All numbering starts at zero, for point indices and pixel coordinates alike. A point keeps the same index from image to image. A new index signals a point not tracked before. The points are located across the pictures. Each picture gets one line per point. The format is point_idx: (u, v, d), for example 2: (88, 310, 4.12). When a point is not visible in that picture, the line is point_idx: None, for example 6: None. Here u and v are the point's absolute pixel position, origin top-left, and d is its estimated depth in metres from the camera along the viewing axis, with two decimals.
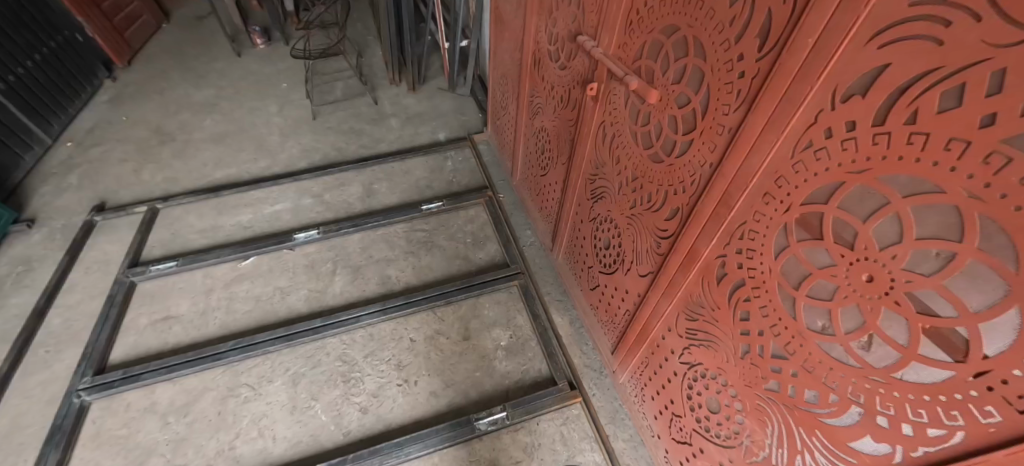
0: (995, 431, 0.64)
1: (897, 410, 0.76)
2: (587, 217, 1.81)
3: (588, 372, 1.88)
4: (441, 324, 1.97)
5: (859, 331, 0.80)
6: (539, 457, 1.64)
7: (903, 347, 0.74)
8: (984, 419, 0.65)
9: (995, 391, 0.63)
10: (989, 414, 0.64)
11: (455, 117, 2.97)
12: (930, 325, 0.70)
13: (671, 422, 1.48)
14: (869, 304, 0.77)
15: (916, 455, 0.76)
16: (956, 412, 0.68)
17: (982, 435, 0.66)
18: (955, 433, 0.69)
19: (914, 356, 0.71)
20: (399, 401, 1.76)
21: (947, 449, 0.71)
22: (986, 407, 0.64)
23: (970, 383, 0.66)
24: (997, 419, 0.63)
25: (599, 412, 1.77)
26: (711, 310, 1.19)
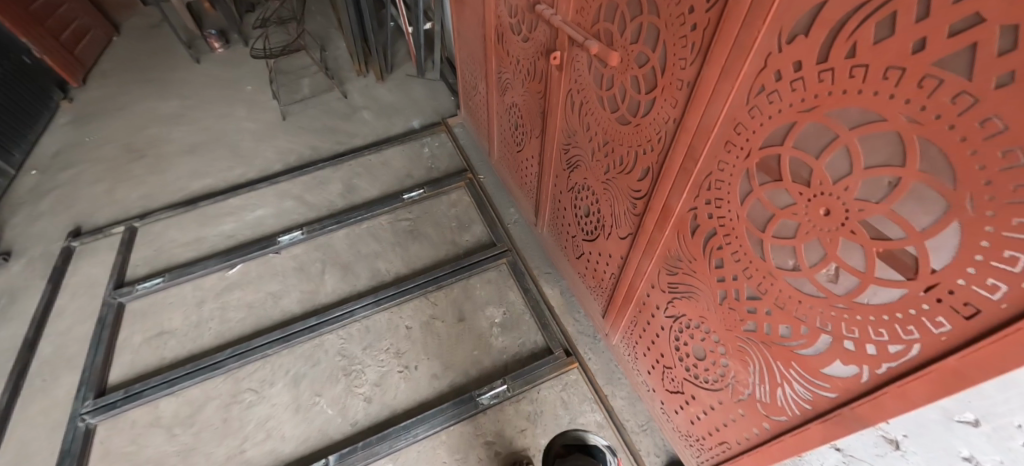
0: (946, 339, 0.69)
1: (861, 333, 0.81)
2: (565, 187, 1.83)
3: (582, 338, 1.93)
4: (434, 309, 2.00)
5: (823, 263, 0.84)
6: (543, 424, 1.70)
7: (861, 273, 0.78)
8: (937, 330, 0.70)
9: (944, 302, 0.68)
10: (941, 324, 0.69)
11: (428, 103, 2.95)
12: (884, 249, 0.74)
13: (663, 374, 1.53)
14: (829, 236, 0.81)
15: (881, 372, 0.81)
16: (912, 327, 0.73)
17: (934, 345, 0.71)
18: (911, 346, 0.74)
19: (872, 280, 0.76)
20: (402, 386, 1.79)
21: (906, 363, 0.76)
22: (938, 318, 0.69)
23: (923, 297, 0.70)
24: (947, 329, 0.68)
25: (597, 374, 1.84)
26: (688, 262, 1.22)
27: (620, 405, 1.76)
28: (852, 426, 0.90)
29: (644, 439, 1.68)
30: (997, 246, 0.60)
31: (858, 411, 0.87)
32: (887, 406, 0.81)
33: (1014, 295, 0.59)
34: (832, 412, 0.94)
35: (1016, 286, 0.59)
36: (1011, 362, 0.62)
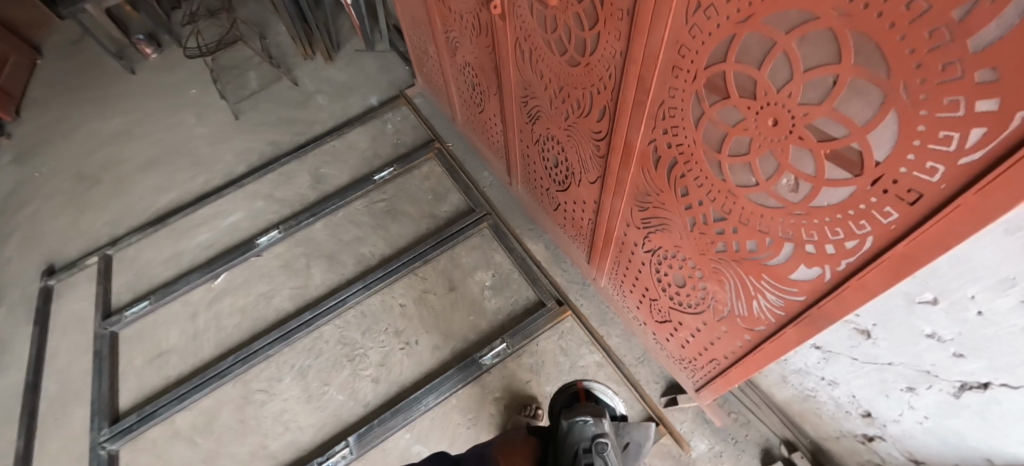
0: (895, 226, 0.76)
1: (820, 235, 0.89)
2: (530, 140, 1.81)
3: (570, 287, 1.97)
4: (425, 283, 2.02)
5: (778, 173, 0.88)
6: (546, 372, 1.77)
7: (813, 177, 0.82)
8: (886, 220, 0.76)
9: (890, 193, 0.73)
10: (889, 214, 0.75)
11: (383, 77, 2.85)
12: (831, 150, 0.77)
13: (651, 307, 1.61)
14: (781, 146, 0.83)
15: (841, 269, 0.91)
16: (864, 221, 0.80)
17: (886, 232, 0.78)
18: (866, 239, 0.81)
19: (823, 183, 0.80)
20: (406, 361, 1.84)
21: (862, 254, 0.84)
22: (886, 209, 0.75)
23: (871, 191, 0.75)
24: (895, 217, 0.74)
25: (590, 318, 1.89)
26: (657, 195, 1.26)
27: (615, 344, 1.83)
28: (821, 322, 1.04)
29: (642, 369, 1.77)
30: (932, 128, 0.62)
31: (824, 309, 1.01)
32: (847, 299, 0.94)
33: (950, 176, 0.64)
34: (802, 314, 1.07)
35: (951, 166, 0.63)
36: (952, 238, 0.69)
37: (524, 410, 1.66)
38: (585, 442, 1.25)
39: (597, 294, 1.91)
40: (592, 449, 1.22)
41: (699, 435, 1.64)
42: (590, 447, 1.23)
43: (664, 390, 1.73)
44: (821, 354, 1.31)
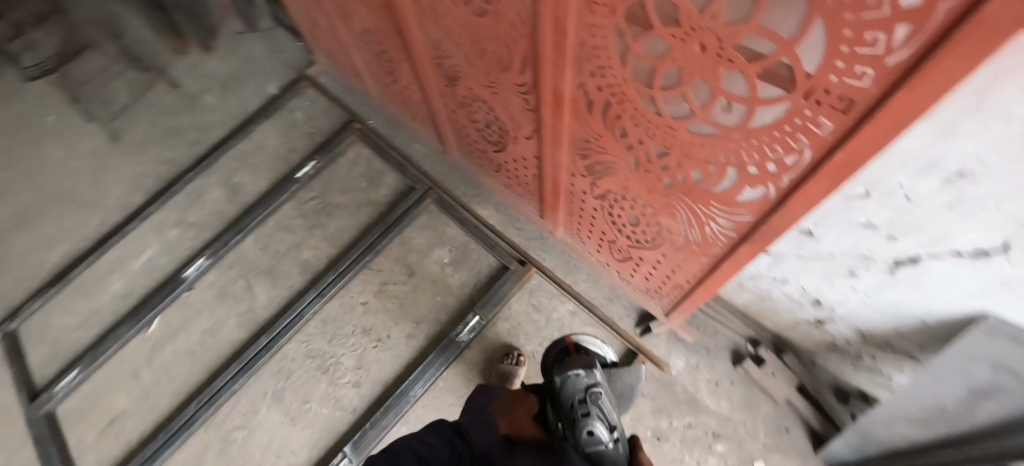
0: (830, 135, 0.78)
1: (760, 155, 0.93)
2: (454, 104, 1.71)
3: (528, 245, 1.96)
4: (382, 275, 1.94)
5: (713, 99, 0.87)
6: (524, 333, 1.80)
7: (748, 99, 0.83)
8: (821, 130, 0.78)
9: (823, 104, 0.74)
10: (823, 125, 0.77)
11: (274, 59, 2.55)
12: (761, 69, 0.76)
13: (610, 248, 1.64)
14: (712, 72, 0.82)
15: (783, 184, 0.94)
16: (801, 134, 0.82)
17: (821, 143, 0.80)
18: (804, 151, 0.84)
19: (758, 102, 0.81)
20: (382, 357, 1.80)
21: (802, 165, 0.88)
22: (821, 120, 0.77)
23: (805, 104, 0.76)
24: (830, 127, 0.76)
25: (556, 270, 1.91)
26: (597, 141, 1.23)
27: (582, 290, 1.86)
28: (770, 236, 1.09)
29: (614, 307, 1.82)
30: (858, 32, 0.62)
31: (772, 224, 1.05)
32: (793, 212, 0.98)
33: (879, 79, 0.64)
34: (752, 232, 1.13)
35: (879, 69, 0.63)
36: (882, 139, 0.71)
37: (508, 358, 1.74)
38: (580, 394, 1.38)
39: (556, 244, 1.91)
40: (586, 399, 1.35)
41: (676, 353, 1.74)
42: (584, 397, 1.36)
43: (637, 321, 1.80)
44: (770, 258, 1.42)
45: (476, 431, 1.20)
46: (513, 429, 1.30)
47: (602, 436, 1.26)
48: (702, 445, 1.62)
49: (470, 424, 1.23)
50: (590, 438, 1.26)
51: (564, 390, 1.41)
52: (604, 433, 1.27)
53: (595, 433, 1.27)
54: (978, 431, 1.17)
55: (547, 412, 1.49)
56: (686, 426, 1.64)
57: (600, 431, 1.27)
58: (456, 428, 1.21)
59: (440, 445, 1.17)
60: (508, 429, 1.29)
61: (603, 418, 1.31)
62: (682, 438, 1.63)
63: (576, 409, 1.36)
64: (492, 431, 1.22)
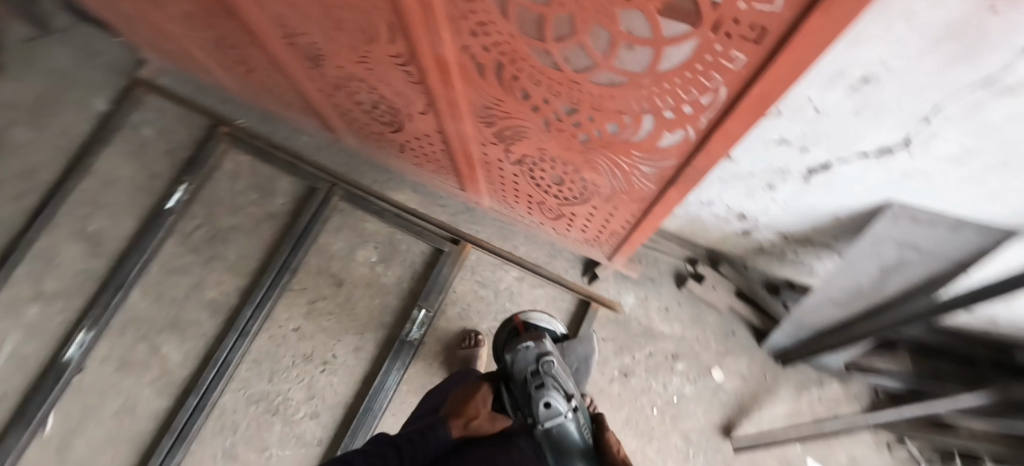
0: (743, 69, 0.72)
1: (674, 98, 0.86)
2: (330, 87, 1.47)
3: (456, 221, 1.85)
4: (308, 293, 1.76)
5: (615, 45, 0.78)
6: (476, 313, 1.76)
7: (653, 39, 0.74)
8: (734, 64, 0.72)
9: (733, 35, 0.67)
10: (734, 59, 0.72)
11: (90, 66, 1.94)
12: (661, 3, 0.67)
13: (540, 209, 1.58)
14: (609, 13, 0.72)
15: (702, 126, 0.89)
16: (714, 71, 0.76)
17: (736, 78, 0.74)
18: (720, 89, 0.78)
19: (665, 42, 0.73)
20: (333, 379, 1.68)
21: (717, 103, 0.82)
22: (733, 53, 0.70)
23: (714, 38, 0.69)
24: (743, 59, 0.70)
25: (492, 240, 1.83)
26: (498, 106, 1.11)
27: (522, 254, 1.81)
28: (693, 176, 1.06)
29: (557, 262, 1.81)
30: None
31: (696, 165, 1.01)
32: (715, 151, 0.94)
33: (788, 2, 0.57)
34: (676, 176, 1.09)
35: None
36: (798, 66, 0.66)
37: (467, 340, 1.70)
38: (531, 366, 1.34)
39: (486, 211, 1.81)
40: (539, 370, 1.33)
41: (625, 291, 1.77)
42: (537, 369, 1.33)
43: (582, 270, 1.80)
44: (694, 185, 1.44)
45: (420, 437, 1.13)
46: (465, 421, 1.22)
47: (558, 405, 1.23)
48: (665, 368, 1.71)
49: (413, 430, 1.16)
50: (547, 411, 1.23)
51: (515, 367, 1.36)
52: (560, 402, 1.24)
53: (551, 403, 1.23)
54: (902, 300, 1.31)
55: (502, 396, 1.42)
56: (648, 355, 1.72)
57: (556, 401, 1.24)
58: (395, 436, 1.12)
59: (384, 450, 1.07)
60: (461, 420, 1.22)
61: (557, 388, 1.28)
62: (646, 367, 1.71)
63: (529, 382, 1.31)
64: (439, 433, 1.16)
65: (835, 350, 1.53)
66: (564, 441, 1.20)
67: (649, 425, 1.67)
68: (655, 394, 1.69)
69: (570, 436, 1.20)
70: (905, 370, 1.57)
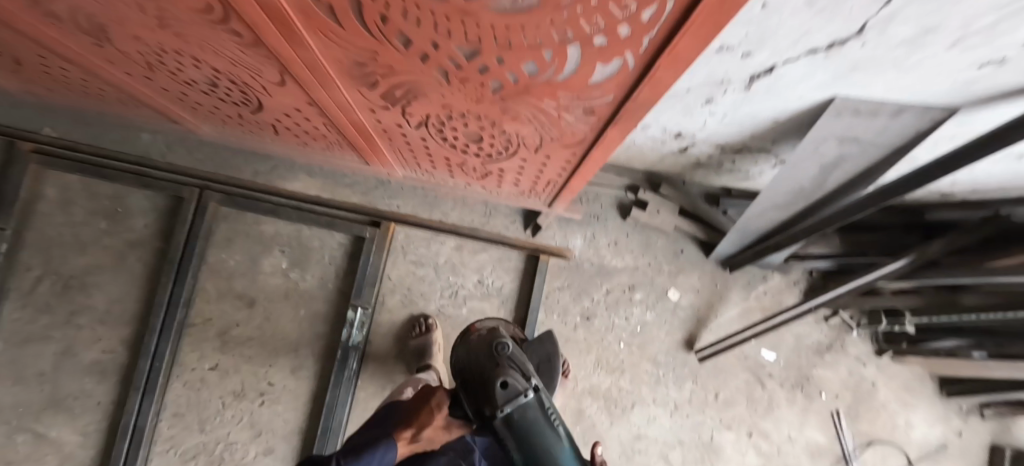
0: None
1: (602, 14, 0.52)
2: (113, 70, 0.98)
3: (370, 201, 1.60)
4: (216, 324, 1.61)
5: None
6: (422, 294, 1.62)
7: None
8: None
9: None
10: None
11: None
12: None
13: (461, 168, 1.28)
14: None
15: (643, 50, 0.57)
16: None
17: None
18: None
19: None
20: (276, 408, 1.61)
21: (673, 14, 0.49)
22: None
23: None
24: None
25: (418, 212, 1.62)
26: (375, 60, 0.69)
27: (455, 221, 1.62)
28: (639, 111, 0.74)
29: (495, 220, 1.63)
30: None
31: (639, 99, 0.69)
32: (663, 78, 0.63)
33: None
34: (617, 113, 0.76)
35: None
36: None
37: (416, 328, 1.58)
38: (486, 351, 1.18)
39: (400, 182, 1.58)
40: (494, 352, 1.16)
41: (571, 233, 1.64)
42: (491, 352, 1.17)
43: (523, 222, 1.64)
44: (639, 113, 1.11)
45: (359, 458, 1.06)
46: (416, 430, 1.16)
47: (518, 385, 1.12)
48: (625, 301, 1.65)
49: (357, 446, 1.11)
50: (506, 393, 1.11)
51: (466, 354, 1.19)
52: (519, 382, 1.12)
53: (511, 384, 1.11)
54: (845, 194, 1.12)
55: (459, 404, 1.20)
56: (606, 293, 1.64)
57: (515, 381, 1.12)
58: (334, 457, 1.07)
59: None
60: (409, 432, 1.15)
61: (516, 369, 1.15)
62: (606, 305, 1.64)
63: (484, 367, 1.15)
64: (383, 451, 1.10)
65: (779, 250, 1.45)
66: (528, 423, 1.11)
67: (619, 358, 1.65)
68: (620, 329, 1.65)
69: (533, 415, 1.12)
70: (835, 252, 1.59)
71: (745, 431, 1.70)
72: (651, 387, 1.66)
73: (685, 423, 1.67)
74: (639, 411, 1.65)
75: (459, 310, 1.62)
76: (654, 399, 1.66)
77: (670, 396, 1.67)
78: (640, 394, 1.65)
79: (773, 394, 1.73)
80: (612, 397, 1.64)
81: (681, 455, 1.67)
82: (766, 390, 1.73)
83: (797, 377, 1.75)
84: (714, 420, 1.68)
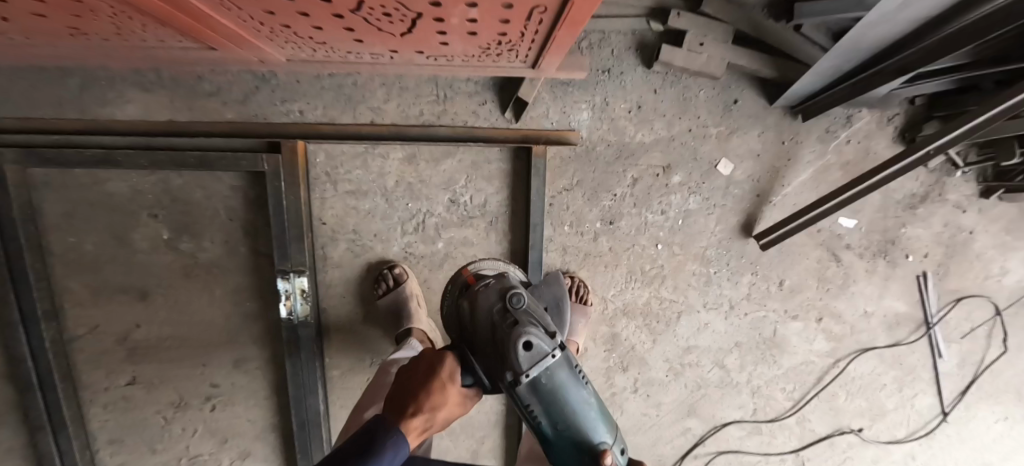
0: None
1: None
2: None
3: (260, 115, 1.05)
4: (105, 328, 1.15)
5: None
6: (376, 234, 1.11)
7: None
8: None
9: None
10: None
11: None
12: None
13: (363, 19, 0.66)
14: None
15: None
16: None
17: None
18: None
19: None
20: (232, 412, 1.20)
21: None
22: None
23: None
24: None
25: (336, 116, 1.05)
26: None
27: (394, 120, 1.06)
28: None
29: (454, 105, 1.06)
30: None
31: None
32: None
33: None
34: None
35: None
36: None
37: (382, 283, 1.10)
38: (499, 304, 0.85)
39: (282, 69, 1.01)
40: (510, 307, 0.84)
41: (571, 105, 1.09)
42: (505, 308, 0.85)
43: (500, 104, 1.07)
44: None
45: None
46: (428, 416, 0.75)
47: (544, 346, 0.82)
48: (661, 189, 1.12)
49: (349, 451, 0.69)
50: (530, 355, 0.80)
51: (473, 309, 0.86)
52: (545, 341, 0.82)
53: (536, 345, 0.81)
54: None
55: (472, 366, 0.86)
56: (634, 183, 1.12)
57: (540, 340, 0.81)
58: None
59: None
60: (421, 419, 0.74)
61: (540, 327, 0.84)
62: (635, 200, 1.12)
63: (499, 326, 0.83)
64: (391, 452, 0.71)
65: (909, 71, 0.84)
66: (556, 388, 0.82)
67: (659, 267, 1.15)
68: (658, 228, 1.14)
69: (562, 379, 0.82)
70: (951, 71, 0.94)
71: (813, 318, 1.20)
72: (702, 292, 1.16)
73: (740, 325, 1.18)
74: (685, 323, 1.17)
75: (434, 245, 1.12)
76: (706, 304, 1.17)
77: (723, 295, 1.17)
78: (688, 301, 1.17)
79: (848, 264, 1.19)
80: (653, 315, 1.17)
81: (738, 360, 1.20)
82: (842, 264, 1.18)
83: (880, 238, 1.18)
84: (777, 312, 1.19)
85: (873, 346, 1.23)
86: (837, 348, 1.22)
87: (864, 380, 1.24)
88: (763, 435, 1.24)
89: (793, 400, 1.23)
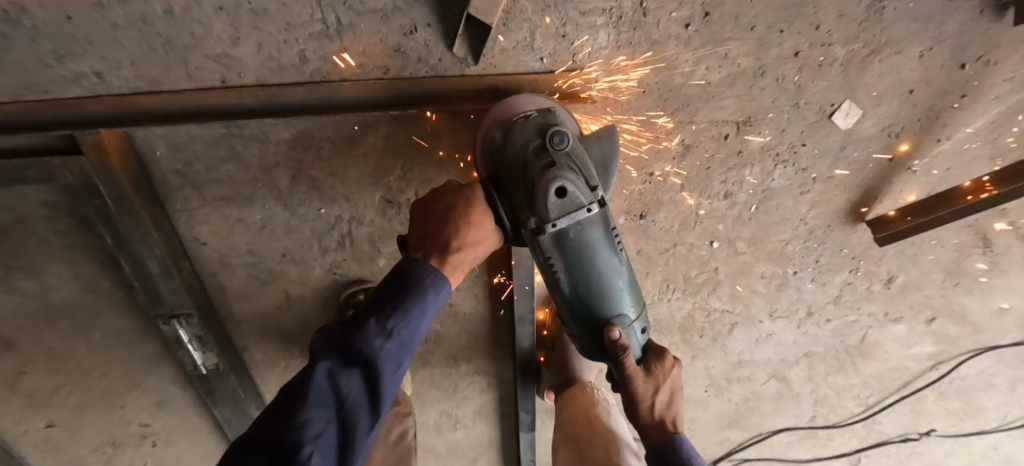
0: None
1: None
2: None
3: (36, 85, 0.56)
4: None
5: None
6: (289, 253, 0.73)
7: None
8: None
9: None
10: None
11: None
12: None
13: None
14: None
15: None
16: None
17: None
18: None
19: None
20: (178, 446, 0.96)
21: None
22: None
23: None
24: None
25: (162, 79, 0.58)
26: None
27: (259, 77, 0.59)
28: None
29: (364, 42, 0.58)
30: None
31: None
32: None
33: None
34: None
35: None
36: None
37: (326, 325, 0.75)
38: (536, 141, 0.52)
39: None
40: (547, 146, 0.51)
41: (580, 26, 0.58)
42: (542, 149, 0.52)
43: (447, 34, 0.58)
44: None
45: (405, 324, 0.52)
46: (467, 250, 0.55)
47: (582, 197, 0.50)
48: (728, 160, 0.69)
49: (380, 304, 0.52)
50: (562, 207, 0.50)
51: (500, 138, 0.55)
52: (585, 191, 0.51)
53: (570, 195, 0.50)
54: None
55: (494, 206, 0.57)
56: (683, 154, 0.68)
57: (577, 190, 0.50)
58: (360, 339, 0.50)
59: (360, 377, 0.49)
60: (460, 252, 0.54)
61: (583, 174, 0.52)
62: (683, 180, 0.70)
63: (528, 166, 0.52)
64: (432, 297, 0.54)
65: None
66: (586, 253, 0.53)
67: (712, 272, 0.78)
68: (716, 220, 0.73)
69: (595, 244, 0.53)
70: None
71: (923, 319, 0.85)
72: (770, 299, 0.81)
73: (818, 334, 0.85)
74: (740, 335, 0.85)
75: (374, 263, 0.77)
76: (774, 313, 0.83)
77: (800, 302, 0.82)
78: (748, 311, 0.83)
79: (1002, 248, 0.78)
80: (695, 329, 0.84)
81: (805, 371, 0.90)
82: (991, 249, 0.78)
83: None
84: (874, 316, 0.84)
85: (995, 346, 0.89)
86: (943, 352, 0.89)
87: (969, 381, 0.93)
88: (819, 439, 1.01)
89: (866, 406, 0.96)
